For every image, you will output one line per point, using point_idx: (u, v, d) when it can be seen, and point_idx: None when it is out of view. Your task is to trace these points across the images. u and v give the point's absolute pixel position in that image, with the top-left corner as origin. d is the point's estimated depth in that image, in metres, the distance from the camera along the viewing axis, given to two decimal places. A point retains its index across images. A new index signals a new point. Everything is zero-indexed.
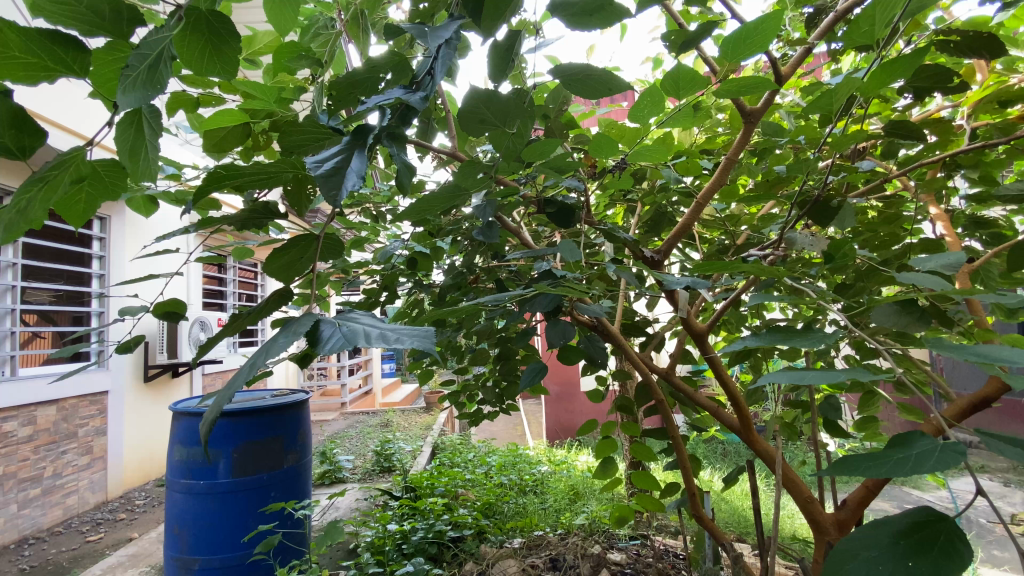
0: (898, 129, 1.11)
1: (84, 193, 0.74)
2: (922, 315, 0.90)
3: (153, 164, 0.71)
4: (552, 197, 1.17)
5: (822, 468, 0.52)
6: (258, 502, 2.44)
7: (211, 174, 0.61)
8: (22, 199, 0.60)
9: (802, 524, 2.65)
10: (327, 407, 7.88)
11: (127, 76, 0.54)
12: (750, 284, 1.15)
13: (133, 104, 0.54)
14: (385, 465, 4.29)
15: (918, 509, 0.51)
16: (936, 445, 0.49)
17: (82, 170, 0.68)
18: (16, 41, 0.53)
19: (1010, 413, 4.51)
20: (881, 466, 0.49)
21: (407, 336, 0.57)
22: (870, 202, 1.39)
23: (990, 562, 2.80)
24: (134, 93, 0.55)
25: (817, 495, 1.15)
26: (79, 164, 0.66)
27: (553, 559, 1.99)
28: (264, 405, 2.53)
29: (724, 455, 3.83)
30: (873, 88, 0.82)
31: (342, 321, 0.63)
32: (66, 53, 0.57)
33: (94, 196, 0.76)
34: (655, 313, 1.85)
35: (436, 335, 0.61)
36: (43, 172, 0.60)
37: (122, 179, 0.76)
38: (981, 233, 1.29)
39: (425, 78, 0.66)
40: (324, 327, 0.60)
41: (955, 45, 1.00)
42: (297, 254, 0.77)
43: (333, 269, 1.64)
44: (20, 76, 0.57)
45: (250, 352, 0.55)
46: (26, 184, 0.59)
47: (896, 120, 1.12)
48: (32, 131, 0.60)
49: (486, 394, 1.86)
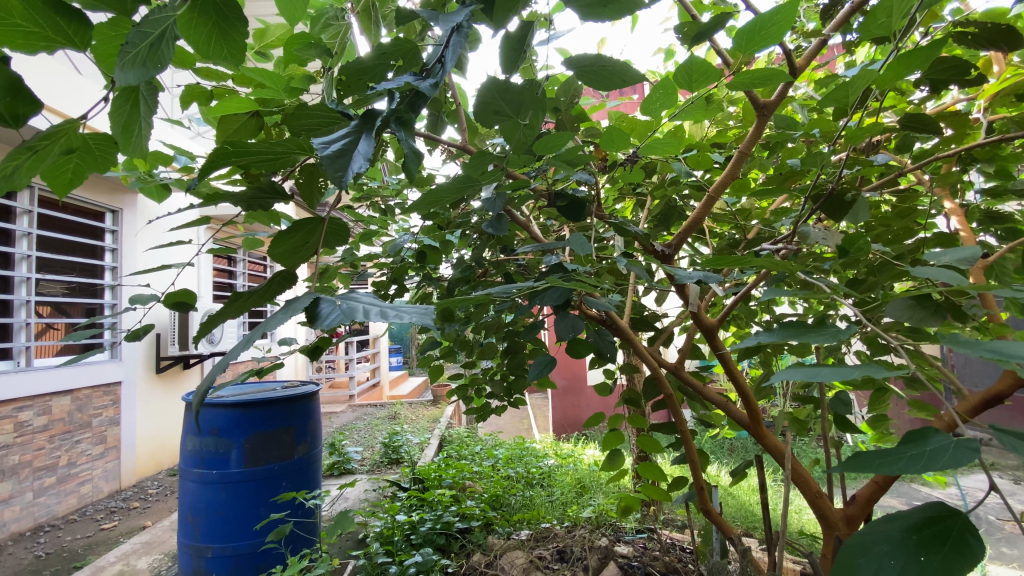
0: (916, 120, 1.09)
1: (73, 162, 0.74)
2: (937, 310, 0.89)
3: (147, 141, 0.72)
4: (563, 190, 1.16)
5: (833, 463, 0.52)
6: (270, 491, 2.47)
7: (216, 151, 0.62)
8: (9, 165, 0.62)
9: (810, 520, 2.65)
10: (335, 399, 7.95)
11: (127, 52, 0.54)
12: (761, 279, 1.15)
13: (128, 81, 0.55)
14: (393, 457, 4.33)
15: (932, 503, 0.51)
16: (950, 441, 0.49)
17: (73, 142, 0.69)
18: (17, 8, 0.53)
19: (1020, 410, 4.50)
20: (894, 462, 0.49)
21: (406, 313, 0.60)
22: (883, 196, 1.38)
23: (999, 559, 2.79)
24: (133, 69, 0.56)
25: (827, 490, 1.15)
26: (70, 137, 0.68)
27: (560, 551, 2.00)
28: (275, 396, 2.55)
29: (731, 450, 3.83)
30: (890, 80, 0.81)
31: (345, 299, 0.64)
32: (63, 22, 0.56)
33: (83, 167, 0.76)
34: (663, 308, 1.84)
35: (434, 312, 0.65)
36: (31, 142, 0.61)
37: (114, 154, 0.77)
38: (995, 228, 1.28)
39: (436, 65, 0.66)
40: (324, 304, 0.61)
41: (973, 37, 0.99)
42: (303, 237, 0.77)
43: (342, 262, 1.65)
44: (18, 46, 0.57)
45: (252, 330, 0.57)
46: (14, 154, 0.60)
47: (911, 113, 1.10)
48: (25, 99, 0.60)
49: (494, 387, 1.87)
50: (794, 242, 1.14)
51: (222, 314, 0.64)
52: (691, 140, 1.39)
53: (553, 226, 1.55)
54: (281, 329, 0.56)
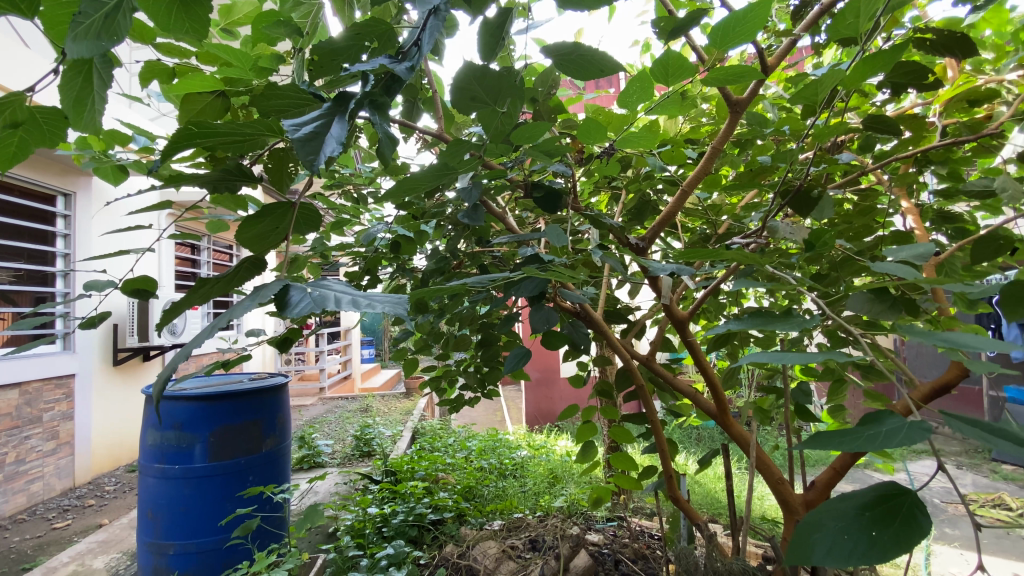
0: (875, 124, 1.13)
1: (17, 138, 0.70)
2: (894, 304, 0.93)
3: (99, 118, 0.68)
4: (539, 182, 1.16)
5: (795, 442, 0.54)
6: (236, 486, 2.41)
7: (180, 130, 0.59)
8: None
9: (771, 506, 2.76)
10: (304, 392, 7.80)
11: (79, 23, 0.52)
12: (730, 273, 1.17)
13: (81, 54, 0.53)
14: (364, 450, 4.28)
15: (883, 483, 0.53)
16: (904, 424, 0.51)
17: (17, 115, 0.66)
18: None
19: (965, 400, 4.77)
20: (852, 442, 0.51)
21: (379, 303, 0.60)
22: (845, 195, 1.43)
23: (944, 540, 2.96)
24: (87, 42, 0.54)
25: (788, 477, 1.19)
26: (15, 110, 0.65)
27: (532, 541, 2.03)
28: (242, 389, 2.48)
29: (698, 439, 3.94)
30: (855, 81, 0.83)
31: (316, 286, 0.63)
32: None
33: (29, 142, 0.71)
34: (635, 301, 1.87)
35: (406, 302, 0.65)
36: None
37: (62, 128, 0.72)
38: (947, 227, 1.34)
39: (412, 49, 0.64)
40: (294, 291, 0.60)
41: (932, 43, 1.03)
42: (273, 222, 0.74)
43: (313, 251, 1.61)
44: None
45: (216, 316, 0.55)
46: None
47: (873, 115, 1.14)
48: None
49: (468, 379, 1.86)
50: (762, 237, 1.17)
51: (183, 303, 0.62)
52: (666, 136, 1.42)
53: (529, 219, 1.55)
54: (248, 316, 0.55)
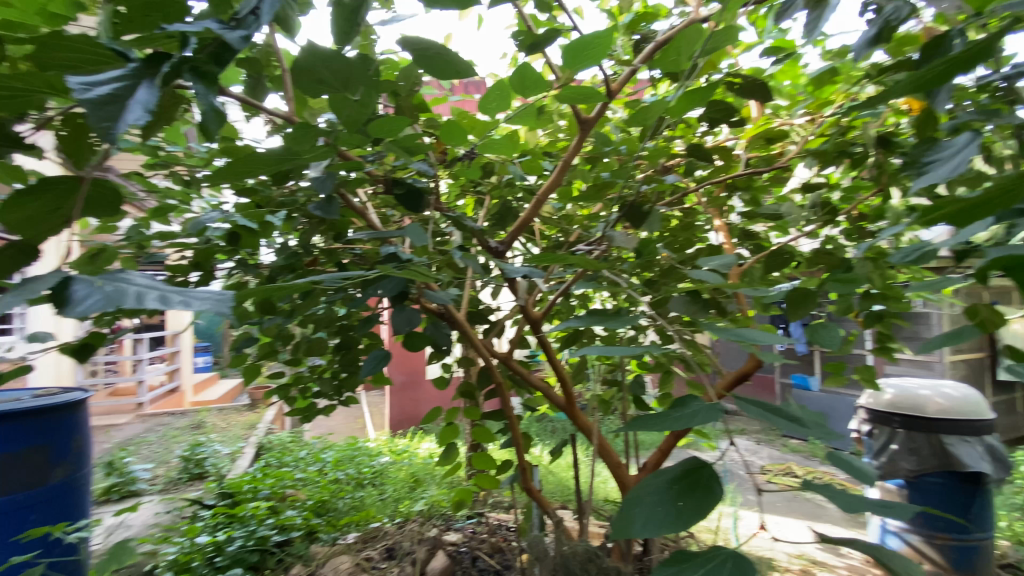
0: (698, 151, 1.32)
1: None
2: (705, 305, 1.11)
3: None
4: (401, 178, 1.13)
5: (623, 425, 0.60)
6: (9, 530, 1.93)
7: None
8: None
9: (615, 489, 3.05)
10: (116, 409, 6.55)
11: None
12: (578, 276, 1.28)
13: None
14: (195, 471, 3.73)
15: (688, 459, 0.62)
16: (705, 406, 0.60)
17: None
18: None
19: (760, 386, 5.82)
20: (667, 422, 0.59)
21: (195, 301, 0.53)
22: (674, 211, 1.64)
23: (746, 504, 3.56)
24: None
25: (625, 460, 1.33)
26: None
27: (389, 549, 1.96)
28: (21, 409, 2.00)
29: (554, 434, 4.20)
30: (678, 111, 0.96)
31: (110, 279, 0.53)
32: None
33: None
34: (498, 302, 1.93)
35: (230, 299, 0.58)
36: None
37: None
38: (748, 243, 1.62)
39: (248, 18, 0.58)
40: (74, 287, 0.50)
41: (740, 86, 1.24)
42: (51, 203, 0.61)
43: (128, 241, 1.36)
44: None
45: None
46: None
47: (696, 143, 1.33)
48: None
49: (322, 384, 1.74)
50: (606, 245, 1.29)
51: None
52: (528, 144, 1.48)
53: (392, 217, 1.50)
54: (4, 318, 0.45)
